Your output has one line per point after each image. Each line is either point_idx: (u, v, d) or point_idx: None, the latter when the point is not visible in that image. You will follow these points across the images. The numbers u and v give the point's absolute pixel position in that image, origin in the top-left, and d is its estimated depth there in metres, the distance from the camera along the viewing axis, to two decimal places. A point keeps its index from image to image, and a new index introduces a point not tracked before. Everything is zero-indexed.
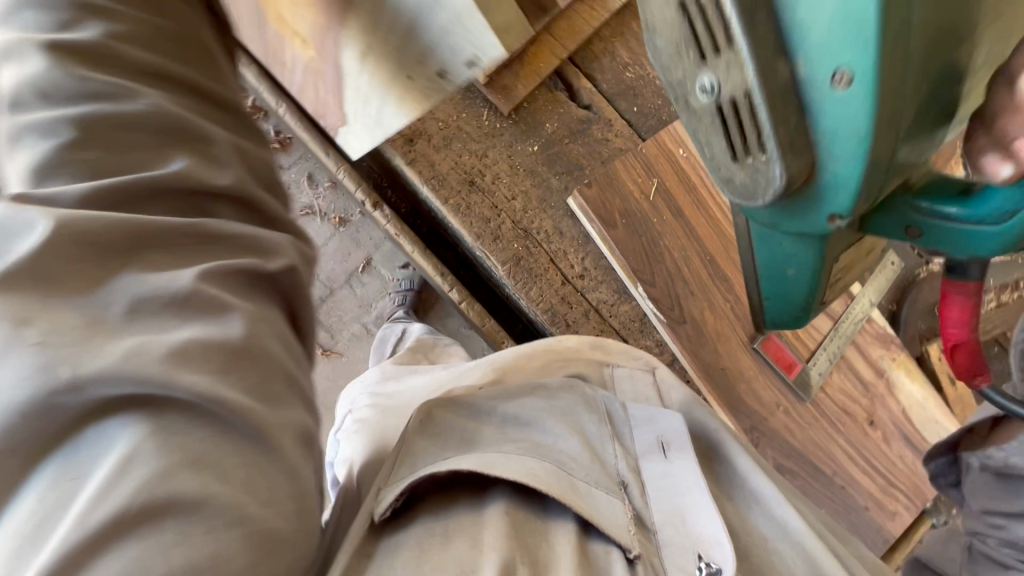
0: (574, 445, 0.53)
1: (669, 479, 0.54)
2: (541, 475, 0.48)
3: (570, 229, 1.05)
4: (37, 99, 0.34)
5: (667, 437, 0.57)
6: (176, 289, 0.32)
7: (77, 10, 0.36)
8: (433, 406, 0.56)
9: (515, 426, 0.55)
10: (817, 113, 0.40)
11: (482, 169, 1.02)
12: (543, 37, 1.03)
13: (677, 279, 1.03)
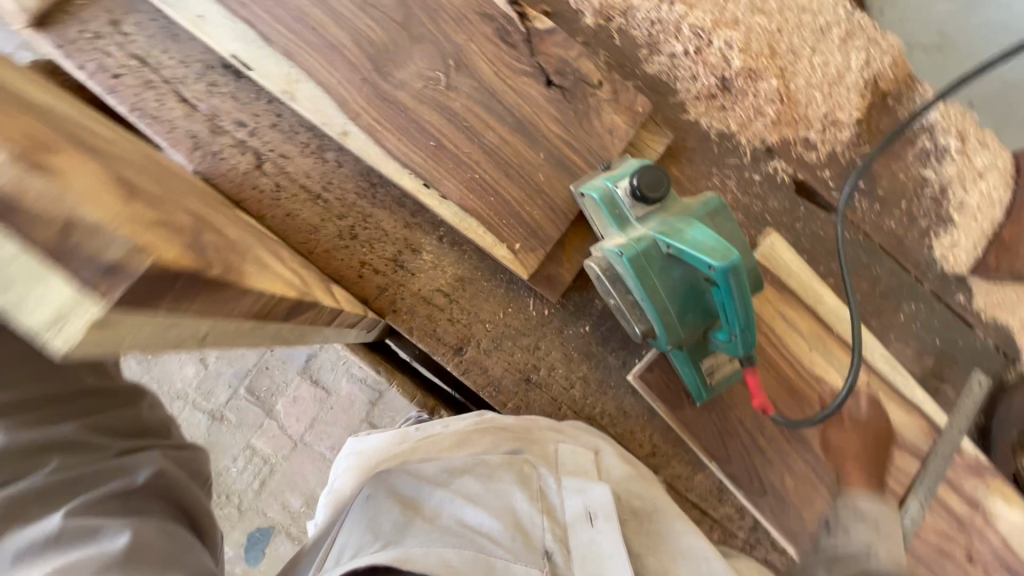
0: (500, 523, 0.69)
1: (593, 544, 0.72)
2: (453, 565, 0.60)
3: (634, 405, 1.01)
4: None
5: (593, 506, 0.76)
6: (56, 530, 0.51)
7: None
8: (386, 491, 0.72)
9: (449, 508, 0.70)
10: (629, 291, 0.85)
11: (536, 363, 0.98)
12: (582, 215, 0.96)
13: (755, 449, 0.99)
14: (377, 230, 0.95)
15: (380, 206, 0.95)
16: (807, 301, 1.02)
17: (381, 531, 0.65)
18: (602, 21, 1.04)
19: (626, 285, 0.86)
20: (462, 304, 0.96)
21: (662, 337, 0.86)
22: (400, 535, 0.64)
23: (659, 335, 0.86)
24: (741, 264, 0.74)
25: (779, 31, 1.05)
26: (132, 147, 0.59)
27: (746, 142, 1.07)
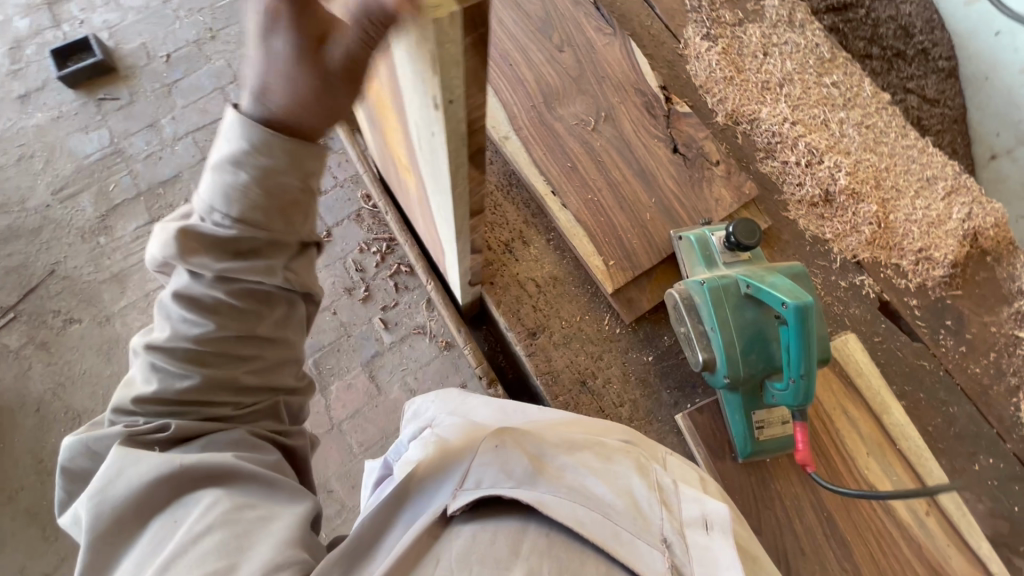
0: (629, 502, 0.56)
1: (710, 554, 0.53)
2: (587, 525, 0.51)
3: (674, 445, 1.03)
4: (167, 358, 0.56)
5: (713, 517, 0.57)
6: (231, 437, 0.59)
7: (216, 283, 0.55)
8: (507, 439, 0.61)
9: (572, 472, 0.59)
10: (703, 321, 0.94)
11: (595, 371, 1.06)
12: (673, 258, 1.09)
13: (789, 530, 0.95)
14: (501, 219, 1.15)
15: (510, 202, 1.16)
16: (873, 406, 1.03)
17: (511, 469, 0.56)
18: (731, 123, 1.25)
19: (701, 315, 0.94)
20: (549, 299, 1.09)
21: (724, 372, 0.91)
22: (524, 479, 0.55)
23: (722, 369, 0.91)
24: (813, 307, 0.82)
25: (886, 170, 1.19)
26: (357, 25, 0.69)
27: (838, 251, 1.17)
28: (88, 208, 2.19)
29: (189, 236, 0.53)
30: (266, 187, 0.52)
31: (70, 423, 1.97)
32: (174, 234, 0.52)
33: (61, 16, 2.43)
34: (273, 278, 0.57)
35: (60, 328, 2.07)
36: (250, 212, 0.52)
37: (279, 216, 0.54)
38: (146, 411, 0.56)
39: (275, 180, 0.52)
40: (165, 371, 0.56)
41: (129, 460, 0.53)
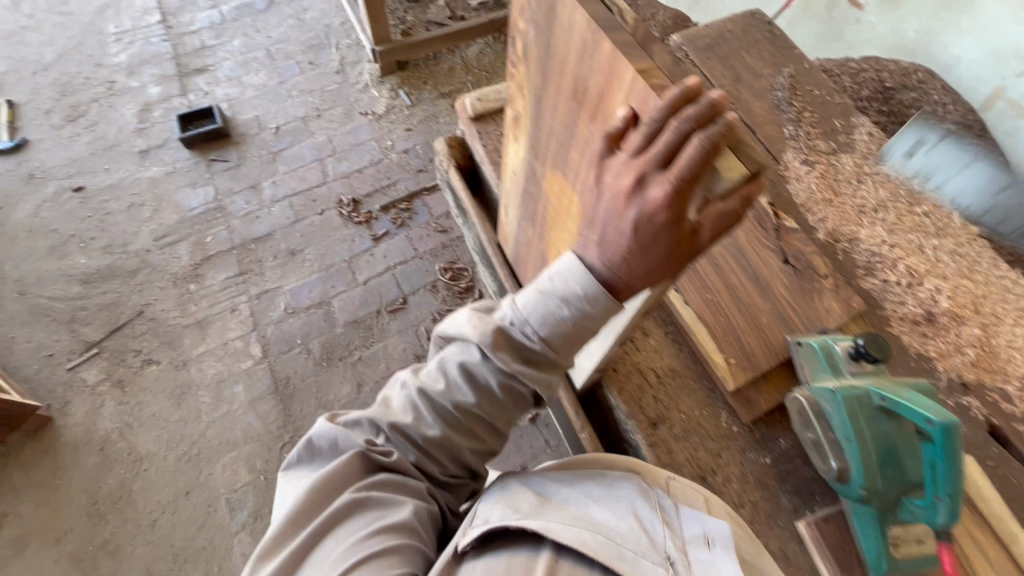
0: (628, 524, 0.75)
1: (712, 567, 0.71)
2: (591, 546, 0.70)
3: (797, 554, 1.01)
4: (434, 407, 0.82)
5: (712, 534, 0.74)
6: (414, 484, 0.81)
7: (498, 377, 0.79)
8: (524, 489, 0.82)
9: (578, 505, 0.78)
10: (835, 429, 0.97)
11: (715, 468, 1.07)
12: (789, 361, 1.14)
13: None
14: None
15: None
16: (998, 532, 1.02)
17: (522, 507, 0.76)
18: (832, 241, 1.35)
19: (833, 424, 0.98)
20: (669, 390, 1.14)
21: (861, 482, 0.93)
22: (535, 514, 0.75)
23: (858, 479, 0.94)
24: (960, 428, 0.85)
25: (985, 297, 1.27)
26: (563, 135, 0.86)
27: (943, 369, 1.21)
28: (184, 256, 2.34)
29: (500, 333, 0.79)
30: (577, 324, 0.76)
31: (130, 465, 1.97)
32: (494, 329, 0.79)
33: (189, 87, 2.75)
34: (538, 389, 0.81)
35: (138, 368, 2.13)
36: (550, 336, 0.77)
37: (567, 348, 0.78)
38: (395, 436, 0.82)
39: (586, 322, 0.76)
40: (429, 414, 0.81)
41: (337, 477, 0.77)
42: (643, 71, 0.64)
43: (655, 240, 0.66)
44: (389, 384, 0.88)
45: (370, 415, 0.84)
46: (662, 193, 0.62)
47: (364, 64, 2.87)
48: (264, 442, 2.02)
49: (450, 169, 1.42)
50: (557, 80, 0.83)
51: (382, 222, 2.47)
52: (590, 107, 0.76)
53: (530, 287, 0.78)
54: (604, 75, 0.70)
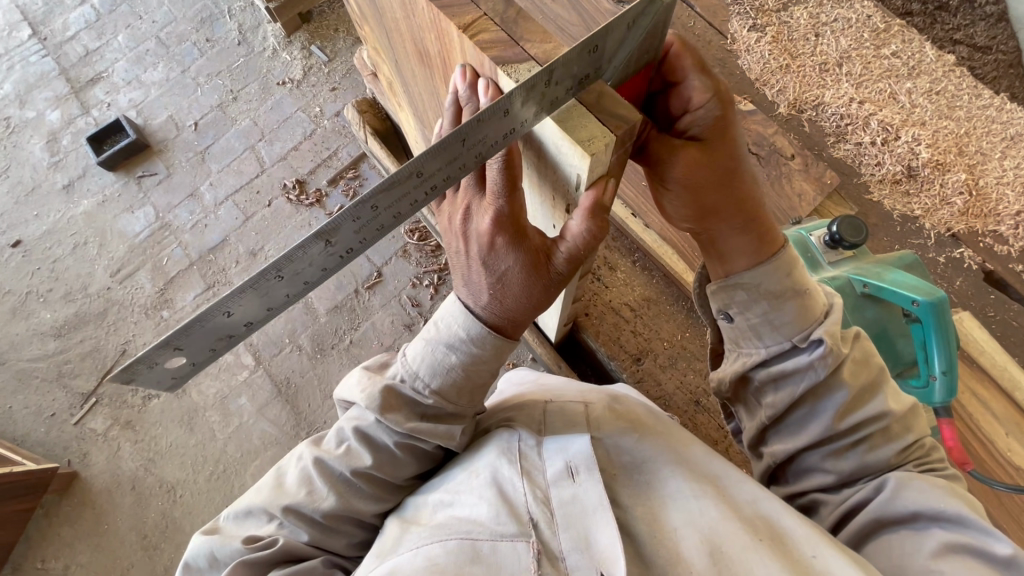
0: (486, 505, 0.63)
1: (575, 500, 0.64)
2: (440, 564, 0.56)
3: None
4: (328, 476, 0.71)
5: (573, 461, 0.67)
6: (310, 566, 0.67)
7: (400, 436, 0.72)
8: (393, 520, 0.69)
9: (441, 509, 0.65)
10: None
11: (707, 389, 1.04)
12: None
13: None
14: None
15: None
16: (1002, 383, 0.99)
17: (384, 548, 0.62)
18: (795, 112, 1.23)
19: None
20: (645, 321, 1.09)
21: None
22: (394, 551, 0.61)
23: None
24: (948, 301, 0.79)
25: (968, 135, 1.16)
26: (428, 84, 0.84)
27: (931, 225, 1.13)
28: (147, 284, 2.26)
29: (391, 393, 0.73)
30: (468, 369, 0.72)
31: (165, 496, 2.02)
32: (383, 390, 0.72)
33: (89, 102, 2.51)
34: (442, 443, 0.74)
35: (141, 406, 2.13)
36: (443, 388, 0.72)
37: (465, 396, 0.74)
38: (287, 519, 0.69)
39: (477, 367, 0.72)
40: (323, 483, 0.71)
41: None
42: (465, 25, 0.62)
43: (502, 263, 0.67)
44: (284, 460, 0.77)
45: (258, 503, 0.71)
46: (488, 222, 0.65)
47: (266, 26, 2.58)
48: (284, 443, 2.05)
49: (367, 137, 1.26)
50: (410, 43, 0.78)
51: (334, 198, 2.33)
52: (442, 68, 0.74)
53: (418, 340, 0.73)
54: (434, 35, 0.69)
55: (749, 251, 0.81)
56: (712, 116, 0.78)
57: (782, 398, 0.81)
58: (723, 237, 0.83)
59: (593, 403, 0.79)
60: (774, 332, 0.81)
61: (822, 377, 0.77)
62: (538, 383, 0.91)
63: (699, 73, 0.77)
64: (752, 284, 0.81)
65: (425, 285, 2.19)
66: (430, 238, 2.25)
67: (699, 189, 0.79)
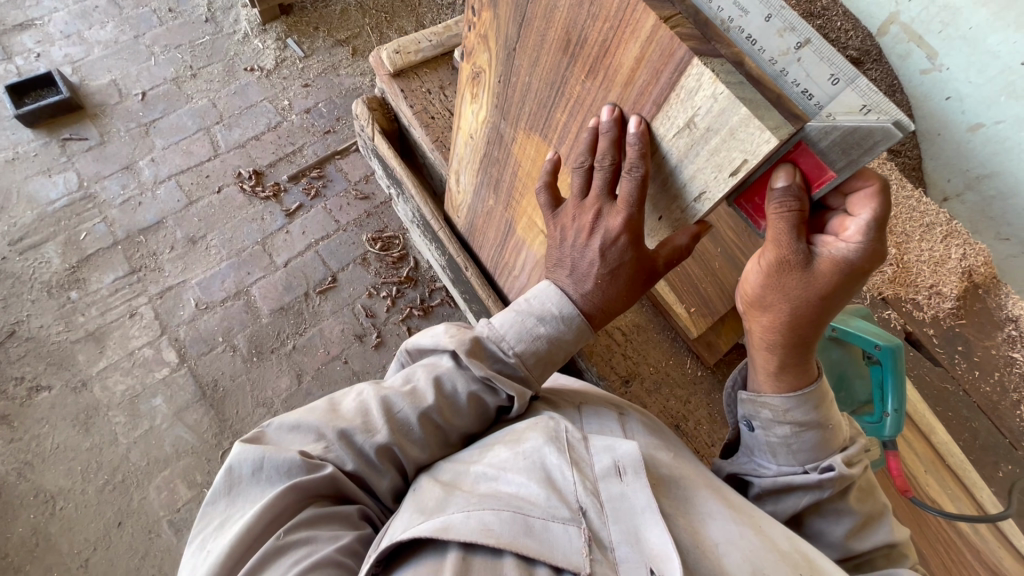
0: (538, 486, 0.68)
1: (624, 498, 0.68)
2: (495, 530, 0.61)
3: None
4: (385, 414, 0.73)
5: (622, 461, 0.71)
6: (346, 508, 0.69)
7: (478, 385, 0.77)
8: (429, 482, 0.72)
9: (486, 481, 0.70)
10: None
11: (686, 414, 1.10)
12: None
13: None
14: None
15: None
16: (921, 427, 1.15)
17: (427, 507, 0.66)
18: None
19: None
20: (635, 346, 1.15)
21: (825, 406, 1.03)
22: (441, 510, 0.65)
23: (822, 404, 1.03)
24: (902, 348, 0.93)
25: (896, 218, 1.39)
26: (538, 70, 0.70)
27: (867, 289, 1.33)
28: (56, 259, 1.97)
29: (477, 344, 0.78)
30: (552, 342, 0.78)
31: (41, 507, 1.71)
32: (471, 340, 0.77)
33: (13, 49, 2.22)
34: (515, 399, 0.77)
35: (24, 398, 1.81)
36: (525, 353, 0.77)
37: (540, 367, 0.79)
38: (339, 444, 0.71)
39: (561, 341, 0.78)
40: (378, 419, 0.73)
41: (266, 508, 0.65)
42: (666, 18, 0.52)
43: (609, 266, 0.73)
44: (342, 391, 0.79)
45: (314, 422, 0.73)
46: (617, 224, 0.68)
47: (239, 10, 2.48)
48: (201, 453, 1.82)
49: (375, 135, 1.25)
50: (538, 27, 0.65)
51: (292, 195, 2.22)
52: (583, 59, 0.62)
53: (508, 310, 0.80)
54: (609, 23, 0.56)
55: (778, 374, 0.70)
56: (854, 273, 0.57)
57: (783, 509, 0.74)
58: (765, 344, 0.69)
59: (624, 418, 0.87)
60: (789, 455, 0.73)
61: (825, 496, 0.69)
62: (559, 382, 0.99)
63: (876, 229, 0.54)
64: (778, 407, 0.71)
65: (382, 296, 2.12)
66: (392, 249, 2.20)
67: (784, 287, 0.61)
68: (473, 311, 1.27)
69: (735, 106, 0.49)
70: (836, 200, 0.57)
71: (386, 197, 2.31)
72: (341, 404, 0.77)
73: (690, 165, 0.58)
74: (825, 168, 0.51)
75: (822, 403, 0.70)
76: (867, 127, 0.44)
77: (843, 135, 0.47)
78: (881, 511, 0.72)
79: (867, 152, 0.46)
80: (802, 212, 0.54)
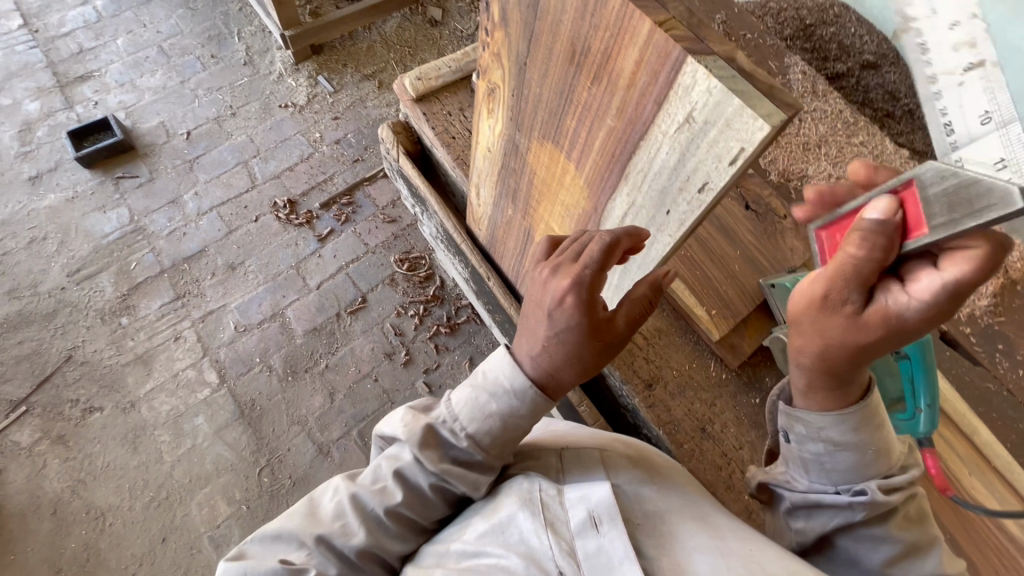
0: (515, 556, 0.69)
1: (601, 551, 0.69)
2: None
3: None
4: (358, 513, 0.78)
5: (595, 510, 0.72)
6: None
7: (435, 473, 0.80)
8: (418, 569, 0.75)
9: (468, 558, 0.72)
10: None
11: (712, 417, 1.10)
12: (761, 306, 1.18)
13: None
14: None
15: None
16: (962, 427, 1.11)
17: None
18: (784, 181, 1.39)
19: None
20: (657, 350, 1.16)
21: None
22: None
23: None
24: (932, 342, 0.91)
25: None
26: (548, 79, 0.73)
27: None
28: (109, 287, 2.11)
29: (430, 431, 0.82)
30: (505, 421, 0.80)
31: (92, 524, 1.79)
32: (424, 427, 0.82)
33: (74, 98, 2.43)
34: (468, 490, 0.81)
35: (78, 419, 1.92)
36: (477, 433, 0.80)
37: (498, 448, 0.81)
38: (318, 548, 0.74)
39: (515, 419, 0.80)
40: (352, 519, 0.77)
41: None
42: (661, 22, 0.54)
43: (585, 303, 0.75)
44: (318, 491, 0.84)
45: (292, 528, 0.77)
46: (565, 280, 0.75)
47: (274, 52, 2.65)
48: (240, 470, 1.89)
49: (399, 157, 1.32)
50: (545, 41, 0.69)
51: (324, 221, 2.33)
52: (587, 67, 0.65)
53: (463, 387, 0.84)
54: (609, 33, 0.59)
55: (807, 392, 0.71)
56: (896, 331, 0.57)
57: (813, 527, 0.75)
58: (798, 364, 0.69)
59: (607, 454, 0.87)
60: (822, 472, 0.74)
61: (856, 519, 0.71)
62: (549, 430, 1.01)
63: (939, 297, 0.53)
64: (811, 423, 0.72)
65: (411, 314, 2.17)
66: (419, 269, 2.27)
67: (829, 319, 0.61)
68: (495, 321, 1.30)
69: (728, 98, 0.51)
70: (916, 262, 0.55)
71: (413, 220, 2.39)
72: (319, 506, 0.81)
73: (691, 158, 0.60)
74: (924, 222, 0.50)
75: (859, 425, 0.70)
76: (983, 182, 0.43)
77: (956, 190, 0.46)
78: (930, 542, 0.70)
79: (973, 212, 0.44)
80: (887, 255, 0.54)
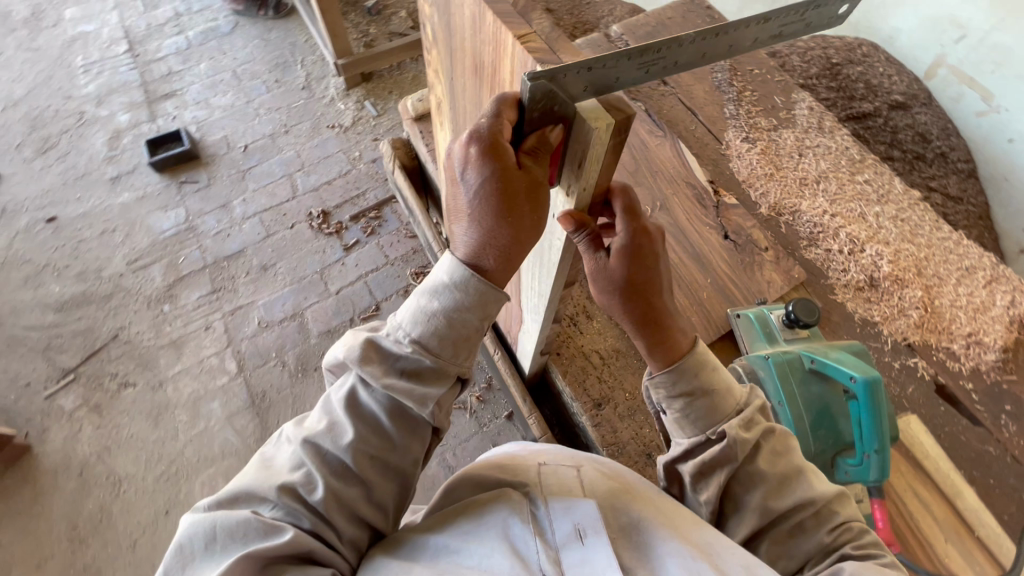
0: (503, 557, 0.67)
1: (587, 563, 0.67)
2: None
3: None
4: (319, 456, 0.72)
5: (582, 525, 0.73)
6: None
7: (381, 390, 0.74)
8: (384, 560, 0.70)
9: (447, 556, 0.69)
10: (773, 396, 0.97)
11: (660, 444, 1.07)
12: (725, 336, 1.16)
13: None
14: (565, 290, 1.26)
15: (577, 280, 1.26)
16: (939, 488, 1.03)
17: None
18: (774, 215, 1.36)
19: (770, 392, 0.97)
20: (612, 370, 1.15)
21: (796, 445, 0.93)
22: None
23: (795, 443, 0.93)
24: (882, 383, 0.87)
25: (927, 259, 1.26)
26: (466, 94, 0.80)
27: (888, 333, 1.22)
28: (158, 277, 2.36)
29: (371, 345, 0.76)
30: (449, 317, 0.76)
31: (109, 488, 1.96)
32: (364, 341, 0.76)
33: (158, 113, 2.79)
34: (417, 407, 0.75)
35: (114, 392, 2.13)
36: (423, 336, 0.76)
37: (449, 348, 0.77)
38: (283, 501, 0.69)
39: (462, 317, 0.76)
40: (314, 467, 0.71)
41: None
42: (520, 35, 0.60)
43: (495, 155, 0.66)
44: (269, 447, 0.78)
45: (249, 486, 0.71)
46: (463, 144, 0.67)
47: (330, 79, 2.92)
48: (242, 456, 2.01)
49: (395, 170, 1.43)
50: (459, 58, 0.76)
51: (352, 232, 2.48)
52: (486, 79, 0.71)
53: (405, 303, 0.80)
54: (492, 47, 0.66)
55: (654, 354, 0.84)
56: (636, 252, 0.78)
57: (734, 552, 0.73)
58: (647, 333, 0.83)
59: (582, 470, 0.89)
60: (692, 426, 0.81)
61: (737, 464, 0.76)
62: (523, 447, 1.00)
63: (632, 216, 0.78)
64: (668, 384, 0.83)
65: None
66: None
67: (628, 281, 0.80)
68: None
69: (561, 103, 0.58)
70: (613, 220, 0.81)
71: None
72: (274, 460, 0.75)
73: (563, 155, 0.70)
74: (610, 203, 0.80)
75: (699, 369, 0.81)
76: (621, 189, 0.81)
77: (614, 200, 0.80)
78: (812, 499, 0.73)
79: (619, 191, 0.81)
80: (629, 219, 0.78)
